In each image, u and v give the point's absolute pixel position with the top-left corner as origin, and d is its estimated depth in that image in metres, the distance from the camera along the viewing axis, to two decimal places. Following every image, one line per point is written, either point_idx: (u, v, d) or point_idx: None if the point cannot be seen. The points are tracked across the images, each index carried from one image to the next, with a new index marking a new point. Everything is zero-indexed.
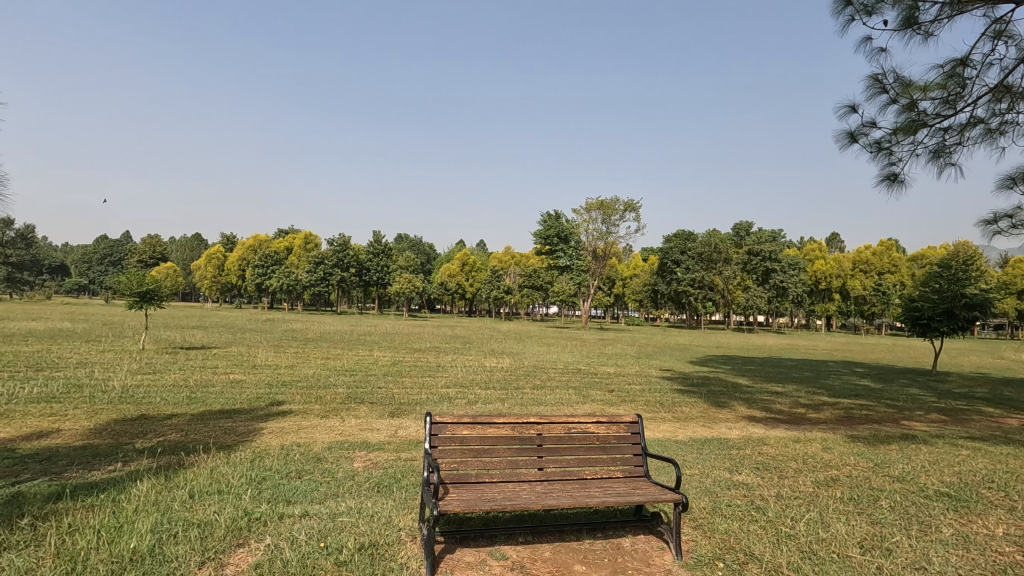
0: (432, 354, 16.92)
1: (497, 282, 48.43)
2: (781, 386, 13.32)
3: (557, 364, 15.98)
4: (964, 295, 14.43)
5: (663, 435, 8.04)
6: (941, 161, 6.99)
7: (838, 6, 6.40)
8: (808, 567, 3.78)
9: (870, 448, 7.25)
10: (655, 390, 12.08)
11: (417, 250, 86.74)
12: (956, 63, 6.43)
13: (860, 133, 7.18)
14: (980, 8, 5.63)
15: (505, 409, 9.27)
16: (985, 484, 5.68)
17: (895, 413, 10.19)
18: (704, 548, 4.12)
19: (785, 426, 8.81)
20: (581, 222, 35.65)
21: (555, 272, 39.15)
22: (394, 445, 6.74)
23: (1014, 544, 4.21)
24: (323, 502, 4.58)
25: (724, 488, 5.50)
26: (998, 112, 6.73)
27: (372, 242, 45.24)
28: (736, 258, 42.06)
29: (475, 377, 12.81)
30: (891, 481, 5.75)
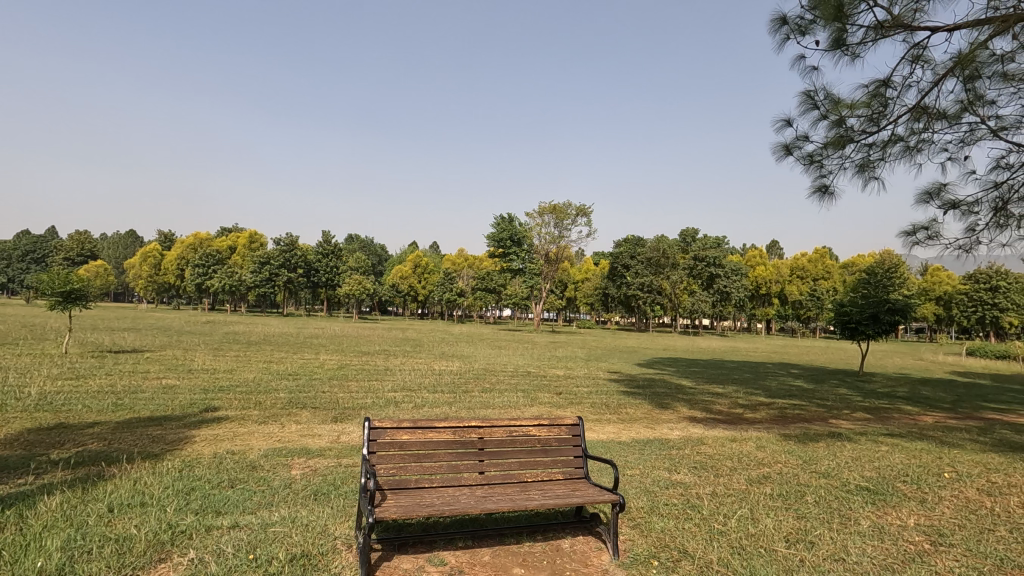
0: (381, 358, 16.61)
1: (450, 283, 48.04)
2: (721, 387, 13.82)
3: (507, 367, 15.98)
4: (888, 301, 15.43)
5: (607, 436, 8.20)
6: (866, 175, 7.45)
7: (775, 24, 6.71)
8: (737, 562, 3.93)
9: (800, 446, 7.63)
10: (603, 393, 12.30)
11: (369, 252, 85.46)
12: (879, 84, 6.87)
13: (794, 146, 7.57)
14: (900, 34, 6.04)
15: (451, 412, 9.20)
16: (901, 477, 6.08)
17: (824, 413, 10.75)
18: (639, 547, 4.22)
19: (722, 426, 9.15)
20: (534, 226, 35.92)
21: (508, 275, 39.28)
22: (335, 451, 6.57)
23: (923, 533, 4.51)
24: (255, 511, 4.41)
25: (661, 487, 5.65)
26: (916, 131, 7.23)
27: (321, 242, 44.20)
28: (682, 263, 43.48)
29: (423, 380, 12.67)
30: (818, 477, 6.06)
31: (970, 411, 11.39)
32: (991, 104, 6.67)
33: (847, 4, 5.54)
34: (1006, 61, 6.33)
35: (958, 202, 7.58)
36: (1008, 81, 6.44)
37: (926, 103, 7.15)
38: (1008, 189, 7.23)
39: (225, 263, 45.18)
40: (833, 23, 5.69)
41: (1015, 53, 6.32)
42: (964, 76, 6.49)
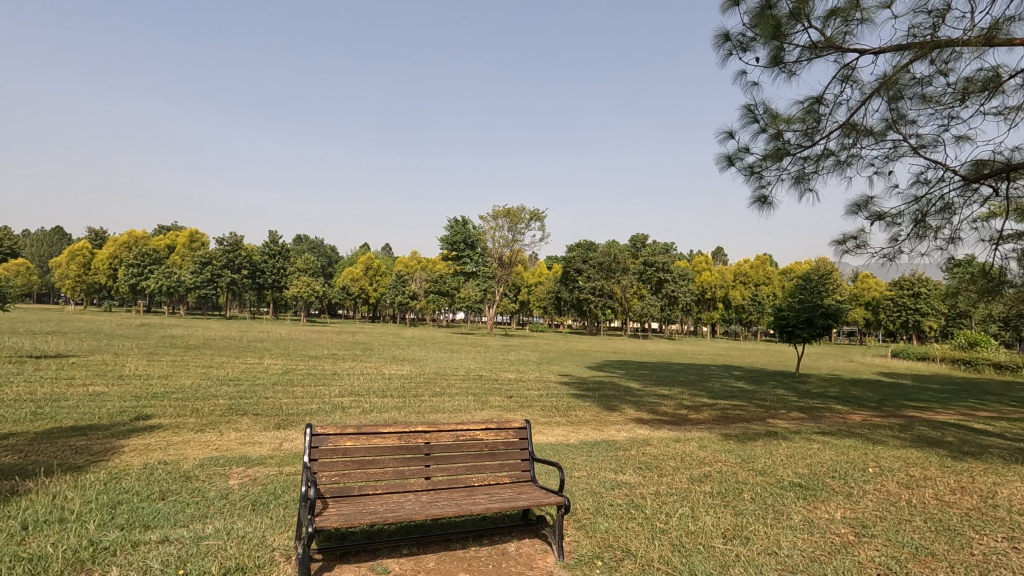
0: (329, 362, 16.22)
1: (402, 286, 47.47)
2: (667, 389, 14.23)
3: (459, 371, 15.89)
4: (822, 305, 16.32)
5: (556, 439, 8.30)
6: (801, 186, 7.85)
7: (718, 40, 6.99)
8: (676, 559, 4.05)
9: (739, 445, 7.95)
10: (553, 395, 12.44)
11: (319, 254, 83.39)
12: (813, 101, 7.27)
13: (736, 158, 7.90)
14: (832, 54, 6.41)
15: (400, 417, 9.08)
16: (830, 473, 6.42)
17: (762, 413, 11.25)
18: (584, 548, 4.28)
19: (667, 427, 9.42)
20: (487, 229, 36.01)
21: (461, 278, 39.11)
22: (277, 459, 6.35)
23: (849, 526, 4.78)
24: (188, 524, 4.20)
25: (607, 488, 5.76)
26: (846, 146, 7.68)
27: (268, 242, 42.76)
28: (633, 268, 44.87)
29: (372, 385, 12.42)
30: (755, 475, 6.33)
31: (893, 409, 12.19)
32: (912, 124, 7.18)
33: (785, 24, 5.85)
34: (924, 84, 6.83)
35: (883, 214, 8.11)
36: (927, 103, 6.94)
37: (854, 121, 7.62)
38: (926, 203, 7.79)
39: (162, 263, 42.87)
40: (772, 41, 5.98)
41: (932, 77, 6.83)
42: (888, 96, 6.95)
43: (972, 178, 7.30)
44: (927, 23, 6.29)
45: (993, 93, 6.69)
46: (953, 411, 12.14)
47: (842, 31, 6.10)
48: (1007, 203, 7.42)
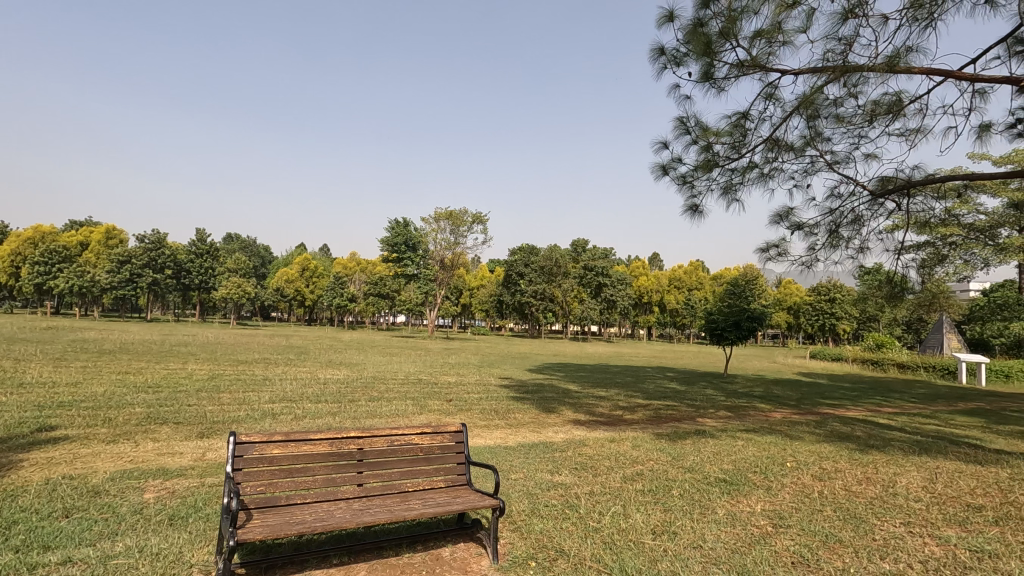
0: (259, 367, 15.50)
1: (341, 288, 46.20)
2: (605, 391, 14.58)
3: (398, 374, 15.63)
4: (748, 309, 17.22)
5: (494, 442, 8.31)
6: (730, 197, 8.27)
7: (653, 53, 7.26)
8: (607, 556, 4.15)
9: (670, 444, 8.25)
10: (492, 398, 12.48)
11: (251, 253, 79.72)
12: (740, 116, 7.69)
13: (670, 167, 8.23)
14: (757, 73, 6.81)
15: (334, 423, 8.83)
16: (753, 469, 6.79)
17: (693, 412, 11.75)
18: (519, 549, 4.31)
19: (603, 428, 9.65)
20: (429, 231, 35.73)
21: (402, 281, 38.50)
22: (198, 470, 6.00)
23: (768, 517, 5.06)
24: (95, 543, 3.90)
25: (543, 489, 5.83)
26: (770, 160, 8.17)
27: (195, 241, 40.55)
28: (573, 272, 45.73)
29: (306, 390, 11.99)
30: (684, 472, 6.60)
31: (809, 407, 13.03)
32: (827, 141, 7.73)
33: (714, 43, 6.16)
34: (838, 105, 7.37)
35: (802, 224, 8.68)
36: (840, 122, 7.50)
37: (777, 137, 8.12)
38: (839, 215, 8.41)
39: (73, 261, 39.60)
40: (703, 58, 6.28)
41: (844, 99, 7.39)
42: (806, 114, 7.45)
43: (879, 193, 7.95)
44: (840, 49, 6.80)
45: (896, 115, 7.33)
46: (862, 408, 13.14)
47: (765, 52, 6.50)
48: (908, 216, 8.12)
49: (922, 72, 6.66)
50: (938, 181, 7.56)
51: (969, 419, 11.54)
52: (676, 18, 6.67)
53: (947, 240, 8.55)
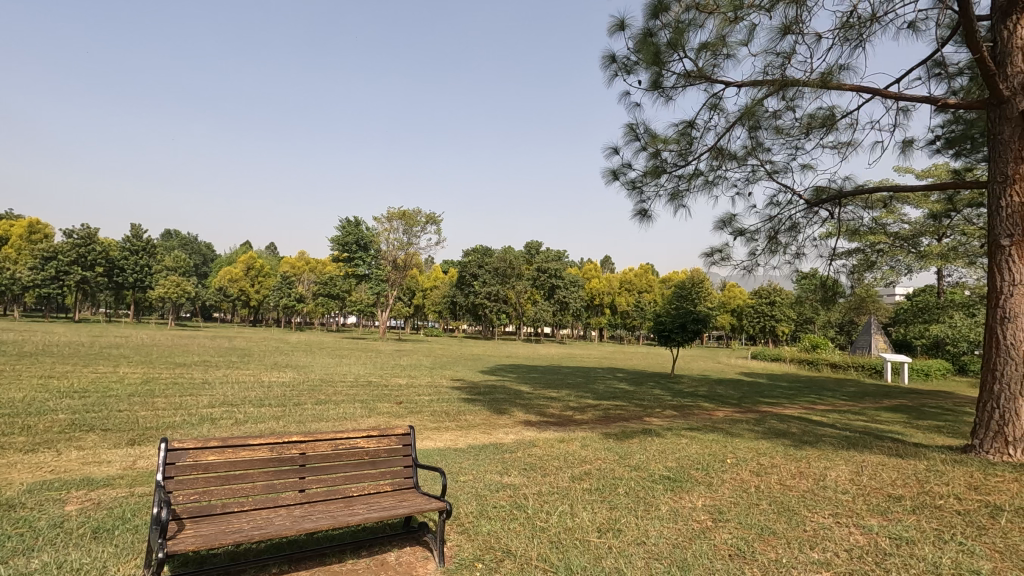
0: (198, 369, 14.80)
1: (288, 288, 44.76)
2: (556, 392, 14.74)
3: (346, 377, 15.25)
4: (694, 312, 17.80)
5: (444, 444, 8.25)
6: (676, 203, 8.54)
7: (604, 61, 7.42)
8: (553, 556, 4.19)
9: (618, 443, 8.42)
10: (443, 401, 12.37)
11: (192, 251, 76.17)
12: (686, 125, 7.96)
13: (620, 172, 8.42)
14: (702, 84, 7.06)
15: (278, 428, 8.53)
16: (695, 466, 7.03)
17: (640, 412, 12.04)
18: (465, 551, 4.29)
19: (552, 429, 9.75)
20: (381, 231, 35.19)
21: (353, 281, 37.73)
22: (127, 479, 5.67)
23: (707, 512, 5.25)
24: (8, 561, 3.63)
25: (492, 490, 5.84)
26: (714, 169, 8.49)
27: (129, 237, 38.34)
28: (527, 273, 45.94)
29: (248, 394, 11.53)
30: (630, 470, 6.76)
31: (750, 406, 13.59)
32: (767, 151, 8.09)
33: (663, 53, 6.35)
34: (777, 117, 7.74)
35: (743, 230, 9.06)
36: (779, 133, 7.87)
37: (720, 146, 8.44)
38: (778, 222, 8.82)
39: None
40: (652, 67, 6.47)
41: (783, 112, 7.77)
42: (748, 125, 7.79)
43: (814, 202, 8.38)
44: (779, 64, 7.14)
45: (829, 129, 7.76)
46: (798, 406, 13.82)
47: (710, 63, 6.74)
48: (840, 224, 8.61)
49: (853, 88, 7.08)
50: (867, 192, 8.05)
51: (893, 415, 12.33)
52: (626, 27, 6.84)
53: (875, 248, 9.10)
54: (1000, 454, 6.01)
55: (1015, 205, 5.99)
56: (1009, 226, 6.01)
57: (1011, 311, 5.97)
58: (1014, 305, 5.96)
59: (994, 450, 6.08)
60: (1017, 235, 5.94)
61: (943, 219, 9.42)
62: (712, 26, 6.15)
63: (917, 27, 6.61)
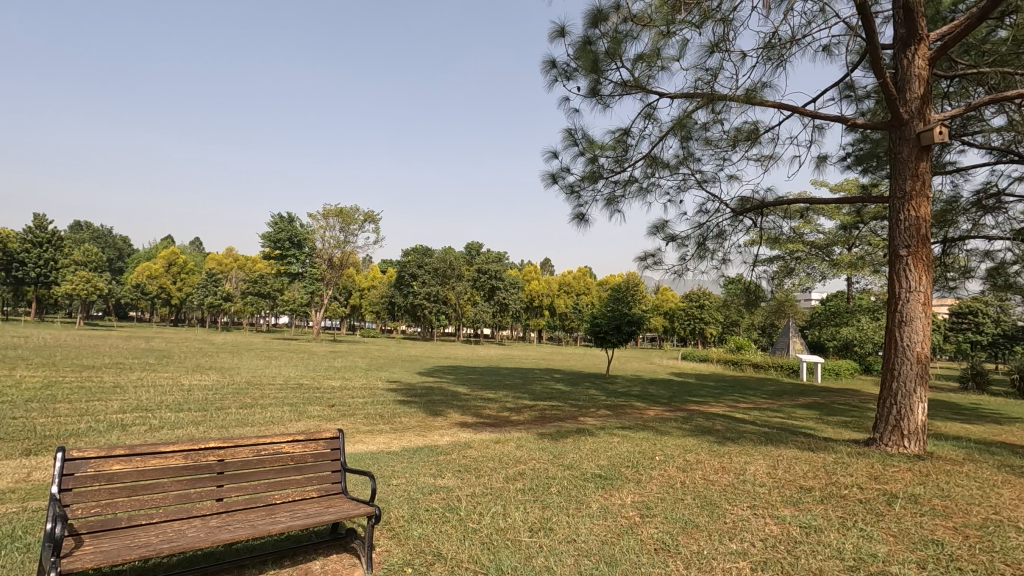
0: (108, 372, 13.70)
1: (214, 285, 42.40)
2: (493, 392, 14.75)
3: (275, 379, 14.59)
4: (628, 314, 18.36)
5: (377, 447, 8.06)
6: (612, 208, 8.77)
7: (545, 66, 7.50)
8: (484, 557, 4.19)
9: (552, 443, 8.53)
10: (378, 403, 12.08)
11: (105, 245, 70.75)
12: (622, 133, 8.19)
13: (558, 176, 8.55)
14: (638, 93, 7.29)
15: (198, 434, 8.05)
16: (625, 463, 7.23)
17: (575, 411, 12.27)
18: (395, 556, 4.21)
19: (488, 430, 9.73)
20: (316, 228, 34.01)
21: (285, 279, 36.26)
22: (19, 493, 5.16)
23: (636, 508, 5.41)
24: None
25: (425, 494, 5.75)
26: (648, 176, 8.79)
27: (31, 228, 35.14)
28: (467, 275, 45.60)
29: (164, 398, 10.78)
30: (563, 469, 6.86)
31: (679, 405, 14.13)
32: (697, 161, 8.47)
33: (601, 61, 6.51)
34: (706, 130, 8.11)
35: (675, 236, 9.43)
36: (708, 145, 8.25)
37: (654, 154, 8.75)
38: (706, 229, 9.24)
39: None
40: (591, 74, 6.62)
41: (712, 124, 8.16)
42: (680, 136, 8.11)
43: (739, 211, 8.85)
44: (707, 79, 7.48)
45: (753, 143, 8.23)
46: (722, 404, 14.51)
47: (646, 75, 6.97)
48: (761, 232, 9.13)
49: (774, 105, 7.53)
50: (786, 203, 8.59)
51: (806, 412, 13.21)
52: (567, 34, 6.95)
53: (794, 255, 9.70)
54: (898, 447, 6.58)
55: (912, 219, 6.56)
56: (907, 238, 6.58)
57: (908, 315, 6.53)
58: (910, 310, 6.52)
59: (891, 442, 6.63)
60: (913, 246, 6.52)
61: (852, 230, 10.20)
62: (648, 39, 6.36)
63: (831, 52, 7.11)
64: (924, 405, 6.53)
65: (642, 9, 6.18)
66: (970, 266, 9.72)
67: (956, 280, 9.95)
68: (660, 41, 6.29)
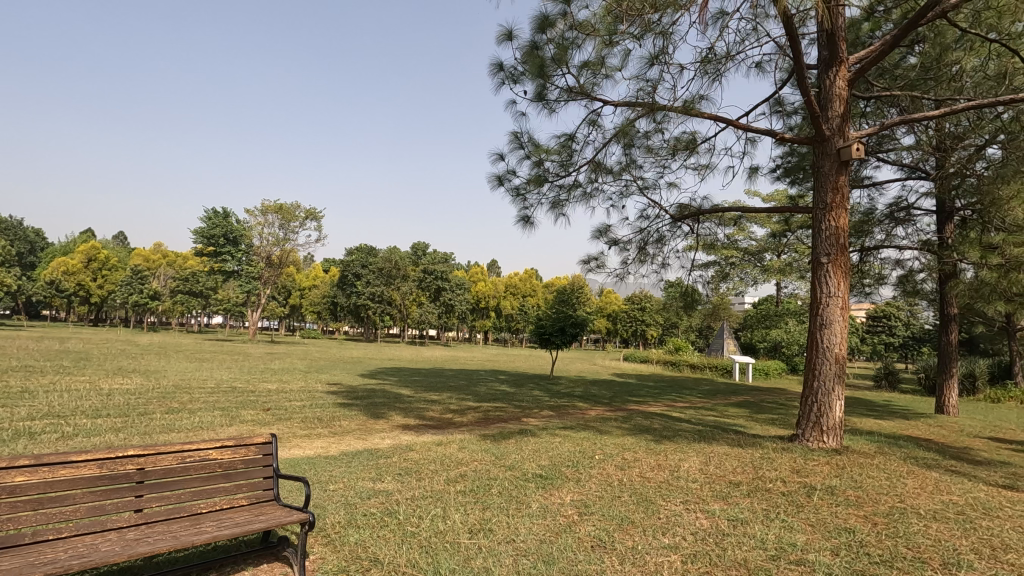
0: (16, 376, 12.61)
1: (140, 283, 39.89)
2: (437, 394, 14.62)
3: (207, 382, 13.89)
4: (573, 316, 18.67)
5: (314, 452, 7.83)
6: (557, 211, 8.90)
7: (492, 68, 7.54)
8: (421, 561, 4.15)
9: (495, 444, 8.56)
10: (317, 406, 11.72)
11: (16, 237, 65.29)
12: (567, 138, 8.33)
13: (505, 178, 8.60)
14: (583, 100, 7.45)
15: (118, 441, 7.55)
16: (566, 463, 7.35)
17: (519, 412, 12.37)
18: (329, 563, 4.10)
19: (431, 432, 9.64)
20: (254, 224, 32.61)
21: (219, 277, 34.55)
22: None
23: (574, 507, 5.51)
24: None
25: (363, 498, 5.63)
26: (592, 181, 8.98)
27: None
28: (412, 275, 44.92)
29: (80, 404, 10.04)
30: (505, 470, 6.91)
31: (620, 405, 14.47)
32: (639, 168, 8.73)
33: (548, 66, 6.62)
34: (648, 138, 8.39)
35: (617, 240, 9.69)
36: (649, 153, 8.54)
37: (598, 160, 8.95)
38: (647, 234, 9.55)
39: None
40: (538, 78, 6.72)
41: (653, 133, 8.44)
42: (623, 142, 8.33)
43: (677, 218, 9.20)
44: (648, 89, 7.72)
45: (691, 152, 8.57)
46: (660, 403, 14.98)
47: (591, 82, 7.13)
48: (698, 239, 9.52)
49: (711, 117, 7.87)
50: (721, 211, 8.99)
51: (738, 410, 13.85)
52: (515, 38, 7.02)
53: (729, 261, 10.16)
54: (818, 442, 7.04)
55: (832, 229, 7.03)
56: (828, 247, 7.04)
57: (828, 319, 6.98)
58: (830, 314, 6.97)
59: (813, 438, 7.07)
60: (833, 254, 6.99)
61: (781, 238, 10.84)
62: (592, 47, 6.50)
63: (762, 69, 7.51)
64: (841, 402, 7.01)
65: (587, 18, 6.31)
66: (883, 274, 10.50)
67: (871, 286, 10.74)
68: (604, 50, 6.45)
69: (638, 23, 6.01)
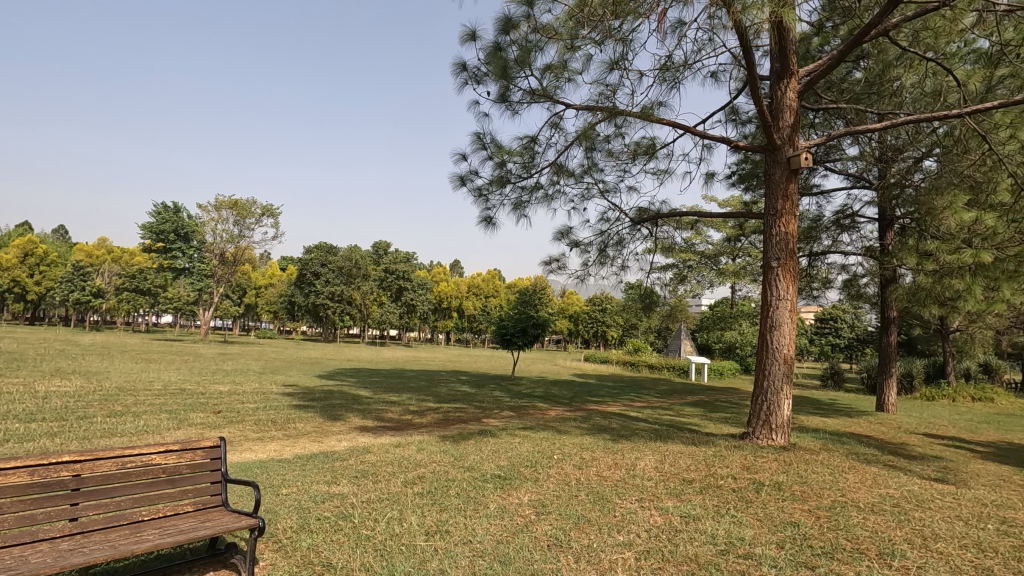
0: None
1: (82, 280, 37.82)
2: (396, 395, 14.44)
3: (153, 384, 13.31)
4: (534, 317, 18.78)
5: (267, 455, 7.62)
6: (519, 212, 8.92)
7: (455, 68, 7.51)
8: (376, 564, 4.09)
9: (454, 445, 8.53)
10: (271, 408, 11.40)
11: None
12: (529, 140, 8.38)
13: (467, 179, 8.58)
14: (545, 102, 7.51)
15: (52, 447, 7.14)
16: (524, 463, 7.39)
17: (479, 413, 12.35)
18: (280, 569, 4.00)
19: (388, 433, 9.52)
20: (206, 221, 31.38)
21: (168, 275, 33.07)
22: None
23: (532, 506, 5.55)
24: None
25: (317, 502, 5.51)
26: (554, 183, 9.05)
27: None
28: (373, 274, 44.18)
29: (11, 407, 9.45)
30: (463, 471, 6.89)
31: (579, 405, 14.63)
32: (600, 171, 8.86)
33: (511, 68, 6.64)
34: (609, 142, 8.52)
35: (578, 242, 9.80)
36: (610, 156, 8.67)
37: (560, 163, 9.03)
38: (607, 236, 9.70)
39: None
40: (500, 80, 6.75)
41: (614, 137, 8.57)
42: (584, 145, 8.44)
43: (636, 221, 9.38)
44: (608, 94, 7.84)
45: (650, 157, 8.76)
46: (619, 403, 15.23)
47: (553, 85, 7.20)
48: (657, 242, 9.72)
49: (669, 123, 8.05)
50: (678, 215, 9.21)
51: (692, 409, 14.23)
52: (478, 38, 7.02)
53: (686, 264, 10.41)
54: (767, 440, 7.30)
55: (783, 234, 7.30)
56: (778, 251, 7.30)
57: (778, 321, 7.24)
58: (779, 315, 7.24)
59: (763, 436, 7.33)
60: (782, 258, 7.26)
61: (735, 242, 11.18)
62: (554, 51, 6.56)
63: (718, 78, 7.75)
64: (789, 401, 7.30)
65: (550, 22, 6.36)
66: (830, 278, 10.96)
67: (819, 289, 11.21)
68: (566, 54, 6.51)
69: (599, 29, 6.11)
